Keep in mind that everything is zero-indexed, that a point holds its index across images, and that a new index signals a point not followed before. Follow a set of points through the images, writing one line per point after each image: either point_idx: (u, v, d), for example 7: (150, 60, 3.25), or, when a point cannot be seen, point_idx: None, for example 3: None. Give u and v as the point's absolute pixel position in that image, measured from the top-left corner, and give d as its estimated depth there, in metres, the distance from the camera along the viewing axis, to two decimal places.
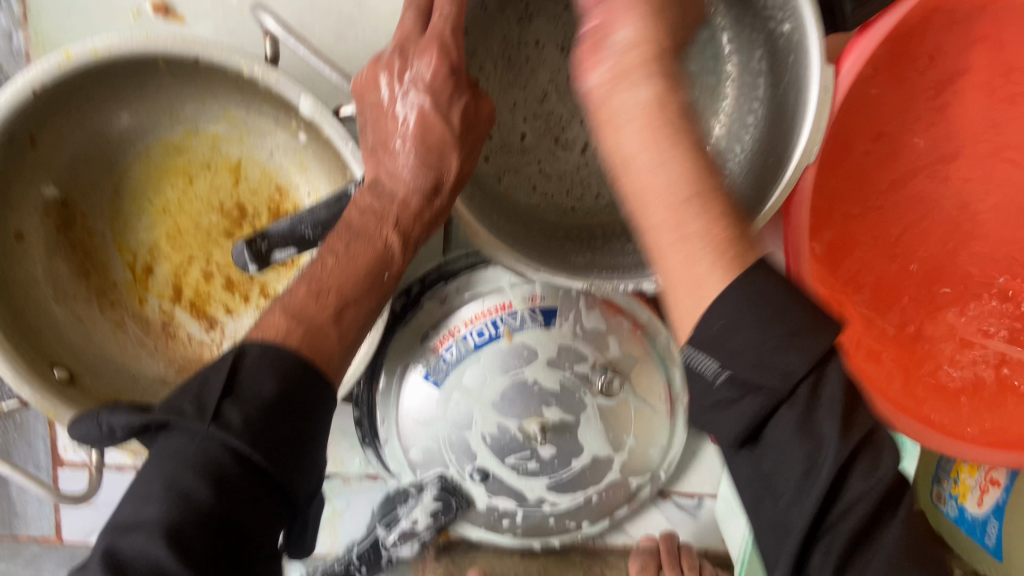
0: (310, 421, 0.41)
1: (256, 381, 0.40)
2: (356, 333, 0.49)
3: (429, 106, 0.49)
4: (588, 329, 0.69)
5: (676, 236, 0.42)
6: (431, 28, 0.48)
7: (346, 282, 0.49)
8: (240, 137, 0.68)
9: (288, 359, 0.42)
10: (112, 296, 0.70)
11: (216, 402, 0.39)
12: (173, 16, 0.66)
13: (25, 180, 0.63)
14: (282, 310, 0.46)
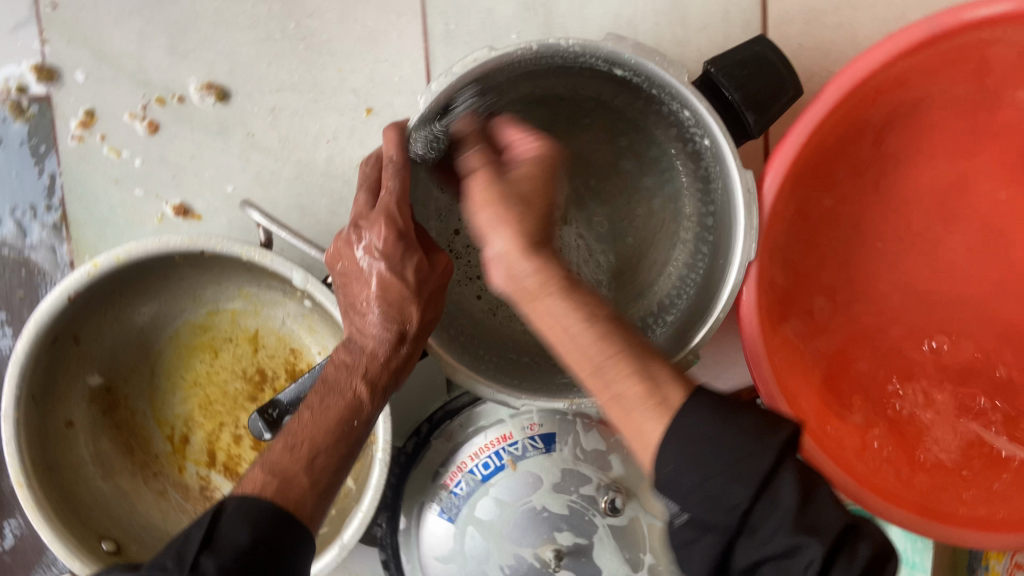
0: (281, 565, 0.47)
1: (230, 531, 0.47)
2: (331, 478, 0.55)
3: (385, 268, 0.57)
4: (589, 451, 0.72)
5: (608, 395, 0.47)
6: (380, 202, 0.57)
7: (319, 433, 0.56)
8: (255, 310, 0.76)
9: (262, 510, 0.48)
10: (154, 468, 0.76)
11: (194, 556, 0.45)
12: (191, 215, 0.76)
13: (71, 374, 0.72)
14: (264, 466, 0.53)
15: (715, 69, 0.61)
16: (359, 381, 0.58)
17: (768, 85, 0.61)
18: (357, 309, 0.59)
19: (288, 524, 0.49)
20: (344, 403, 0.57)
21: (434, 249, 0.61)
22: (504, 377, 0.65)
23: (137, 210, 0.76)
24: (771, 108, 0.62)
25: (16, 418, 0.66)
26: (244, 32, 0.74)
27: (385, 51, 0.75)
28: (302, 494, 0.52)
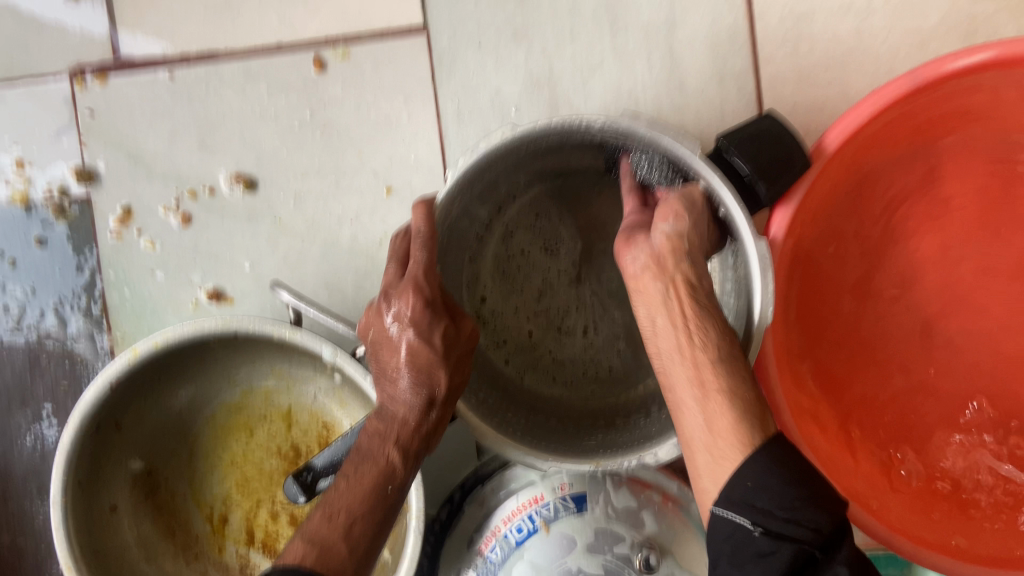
0: None
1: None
2: (369, 548, 0.57)
3: (415, 336, 0.60)
4: (621, 509, 0.72)
5: (704, 402, 0.56)
6: (408, 274, 0.60)
7: (354, 501, 0.57)
8: (287, 388, 0.79)
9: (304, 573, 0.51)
10: (195, 549, 0.78)
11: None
12: (225, 299, 0.80)
13: (114, 460, 0.75)
14: (303, 537, 0.55)
15: (726, 141, 0.62)
16: (392, 449, 0.60)
17: (776, 151, 0.62)
18: (392, 377, 0.62)
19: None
20: (377, 471, 0.59)
21: (461, 314, 0.63)
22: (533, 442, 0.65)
23: (173, 298, 0.80)
24: (782, 177, 0.63)
25: (64, 504, 0.68)
26: (269, 125, 0.79)
27: (401, 133, 0.79)
28: (340, 563, 0.54)
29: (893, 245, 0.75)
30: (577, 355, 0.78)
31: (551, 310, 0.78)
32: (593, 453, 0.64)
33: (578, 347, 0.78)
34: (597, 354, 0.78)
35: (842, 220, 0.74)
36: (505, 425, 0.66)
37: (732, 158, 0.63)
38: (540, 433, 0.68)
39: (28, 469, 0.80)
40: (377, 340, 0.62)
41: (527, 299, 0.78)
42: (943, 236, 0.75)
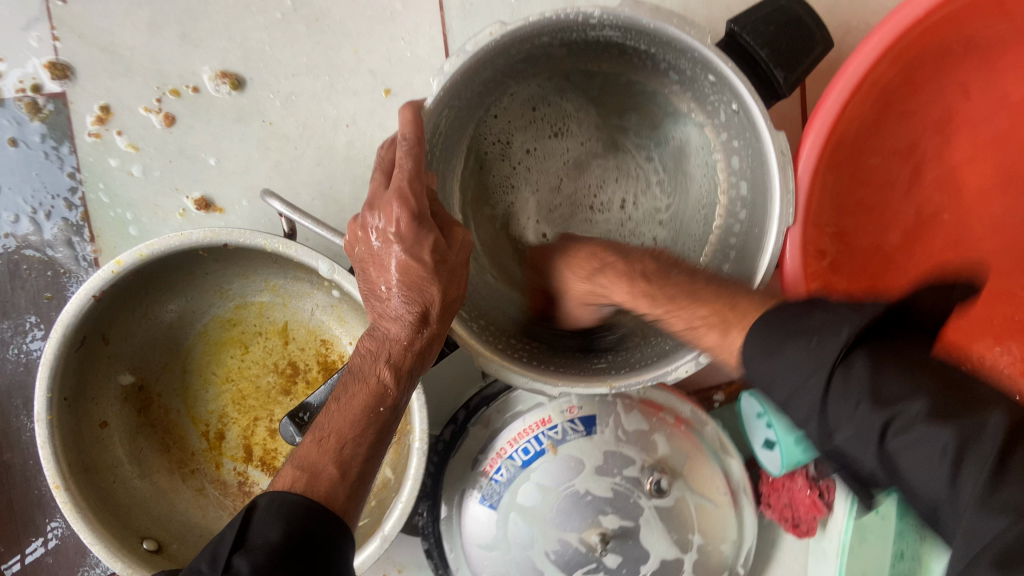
0: (316, 559, 0.45)
1: (263, 531, 0.45)
2: (365, 473, 0.51)
3: (402, 252, 0.53)
4: (631, 432, 0.69)
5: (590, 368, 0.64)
6: (392, 183, 0.52)
7: (345, 423, 0.52)
8: (283, 302, 0.75)
9: (293, 502, 0.47)
10: (191, 466, 0.76)
11: (228, 558, 0.44)
12: (214, 208, 0.74)
13: (102, 374, 0.71)
14: (293, 464, 0.51)
15: (738, 29, 0.55)
16: (384, 368, 0.54)
17: (797, 42, 0.55)
18: (380, 296, 0.55)
19: (323, 517, 0.47)
20: (371, 387, 0.53)
21: (450, 222, 0.56)
22: (539, 367, 0.62)
23: (160, 206, 0.75)
24: (802, 65, 0.56)
25: (50, 419, 0.65)
26: (257, 17, 0.72)
27: (400, 27, 0.72)
28: (334, 489, 0.49)
29: (905, 153, 0.72)
30: (612, 230, 0.78)
31: (578, 193, 0.77)
32: (602, 376, 0.62)
33: (614, 221, 0.77)
34: (635, 228, 0.77)
35: (870, 132, 0.69)
36: (511, 350, 0.64)
37: (745, 43, 0.56)
38: (539, 356, 0.66)
39: (15, 382, 0.77)
40: (360, 257, 0.56)
41: (544, 190, 0.77)
42: (989, 110, 0.72)
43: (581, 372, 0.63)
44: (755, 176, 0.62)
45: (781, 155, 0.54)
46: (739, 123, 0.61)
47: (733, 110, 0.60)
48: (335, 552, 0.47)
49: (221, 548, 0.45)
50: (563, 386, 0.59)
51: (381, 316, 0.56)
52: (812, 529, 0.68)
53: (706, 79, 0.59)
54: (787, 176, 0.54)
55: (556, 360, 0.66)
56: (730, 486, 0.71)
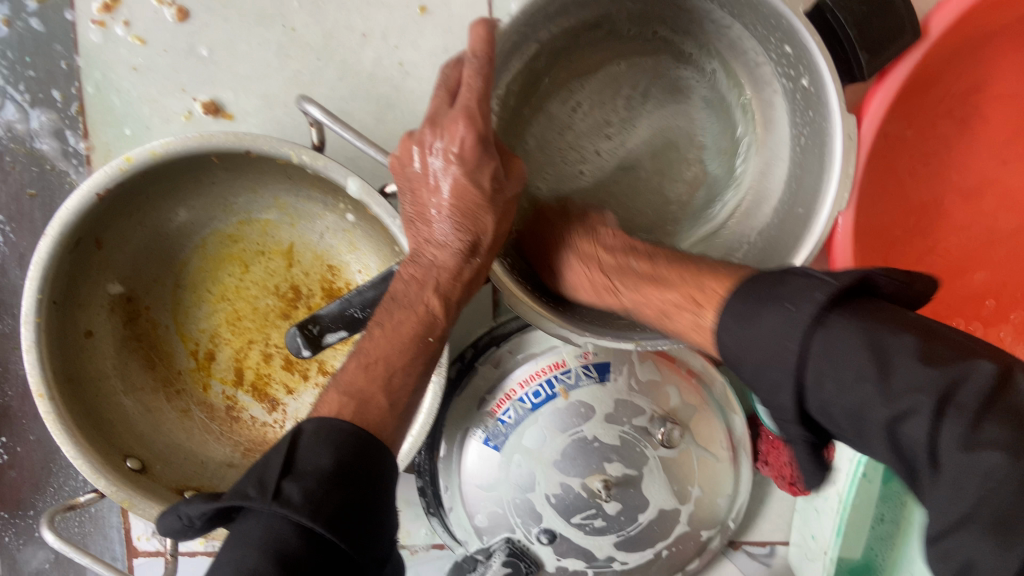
0: (366, 489, 0.44)
1: (312, 456, 0.44)
2: (408, 401, 0.51)
3: (460, 175, 0.52)
4: (643, 381, 0.69)
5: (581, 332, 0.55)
6: (458, 101, 0.50)
7: (393, 351, 0.51)
8: (291, 222, 0.71)
9: (341, 430, 0.45)
10: (177, 386, 0.72)
11: (278, 481, 0.42)
12: (223, 114, 0.70)
13: (91, 281, 0.67)
14: (337, 389, 0.49)
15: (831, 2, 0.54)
16: (430, 295, 0.53)
17: (886, 28, 0.54)
18: (425, 216, 0.54)
19: (370, 445, 0.46)
20: (416, 313, 0.53)
21: (507, 152, 0.54)
22: (566, 313, 0.57)
23: (163, 108, 0.70)
24: (885, 52, 0.55)
25: (38, 323, 0.60)
26: None
27: None
28: (382, 418, 0.48)
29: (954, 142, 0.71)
30: (553, 135, 0.67)
31: (533, 94, 0.65)
32: (629, 331, 0.57)
33: (560, 122, 0.67)
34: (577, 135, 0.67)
35: (921, 106, 0.66)
36: (538, 293, 0.58)
37: (834, 23, 0.55)
38: (568, 303, 0.60)
39: None
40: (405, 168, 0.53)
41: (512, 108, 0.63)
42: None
43: (610, 322, 0.58)
44: (801, 150, 0.59)
45: (848, 136, 0.51)
46: (797, 101, 0.58)
47: (799, 87, 0.56)
48: (382, 480, 0.46)
49: (268, 470, 0.43)
50: (591, 338, 0.54)
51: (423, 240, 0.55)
52: (806, 487, 0.71)
53: (778, 49, 0.56)
54: (849, 161, 0.52)
55: (578, 304, 0.62)
56: (731, 441, 0.72)
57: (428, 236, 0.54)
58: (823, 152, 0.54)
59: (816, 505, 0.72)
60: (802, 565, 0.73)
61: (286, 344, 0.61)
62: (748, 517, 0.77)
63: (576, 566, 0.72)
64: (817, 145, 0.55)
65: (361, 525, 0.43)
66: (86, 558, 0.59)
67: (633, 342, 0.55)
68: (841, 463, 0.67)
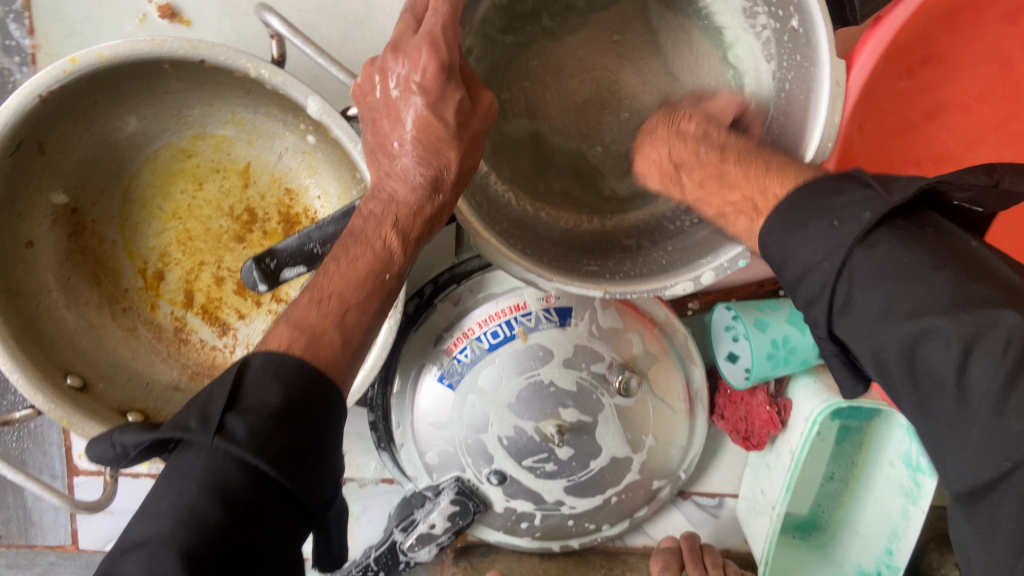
0: (313, 427, 0.42)
1: (259, 391, 0.41)
2: (363, 337, 0.48)
3: (424, 106, 0.47)
4: (605, 328, 0.67)
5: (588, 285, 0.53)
6: (423, 25, 0.45)
7: (347, 286, 0.48)
8: (248, 140, 0.68)
9: (291, 364, 0.43)
10: (124, 304, 0.69)
11: (221, 415, 0.40)
12: (180, 20, 0.66)
13: (34, 187, 0.63)
14: (290, 323, 0.46)
15: None
16: (388, 231, 0.50)
17: None
18: (388, 150, 0.50)
19: (322, 386, 0.43)
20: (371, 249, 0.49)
21: (476, 84, 0.50)
22: (530, 255, 0.55)
23: (113, 6, 0.65)
24: None
25: None
26: None
27: None
28: (334, 354, 0.46)
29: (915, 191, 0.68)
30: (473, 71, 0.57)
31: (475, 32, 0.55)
32: (596, 279, 0.55)
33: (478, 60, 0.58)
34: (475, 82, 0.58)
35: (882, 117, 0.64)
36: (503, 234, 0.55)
37: None
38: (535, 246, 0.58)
39: None
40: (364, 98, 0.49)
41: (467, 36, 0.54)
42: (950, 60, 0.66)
43: (577, 268, 0.56)
44: (787, 101, 0.56)
45: (834, 86, 0.49)
46: (787, 51, 0.54)
47: (786, 30, 0.53)
48: (330, 420, 0.43)
49: (210, 404, 0.41)
50: (556, 283, 0.52)
51: (385, 174, 0.51)
52: (761, 443, 0.70)
53: None
54: (834, 112, 0.49)
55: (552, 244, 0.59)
56: (689, 392, 0.71)
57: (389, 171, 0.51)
58: (807, 101, 0.52)
59: (768, 461, 0.71)
60: (748, 518, 0.74)
61: (242, 278, 0.58)
62: (700, 468, 0.77)
63: (524, 507, 0.72)
64: (802, 94, 0.53)
65: (306, 464, 0.41)
66: (18, 476, 0.57)
67: (600, 290, 0.53)
68: (797, 421, 0.66)
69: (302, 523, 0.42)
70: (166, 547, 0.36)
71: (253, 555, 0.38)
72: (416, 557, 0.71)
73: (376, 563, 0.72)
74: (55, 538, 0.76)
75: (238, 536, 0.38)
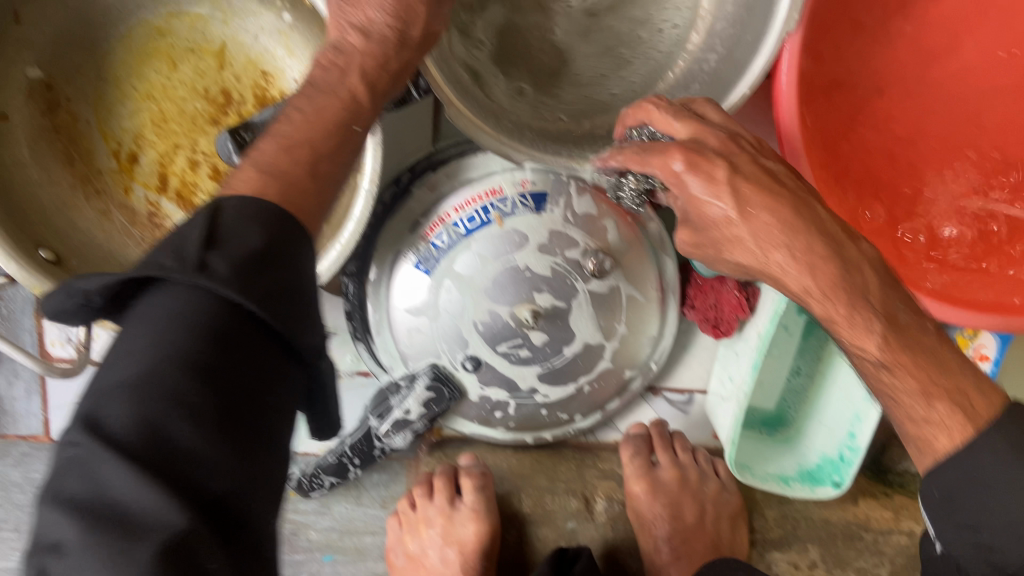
0: (294, 270, 0.41)
1: (239, 232, 0.39)
2: (332, 191, 0.48)
3: None
4: (579, 215, 0.68)
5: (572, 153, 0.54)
6: None
7: (316, 135, 0.48)
8: (223, 20, 0.68)
9: (268, 210, 0.41)
10: (97, 185, 0.69)
11: (201, 253, 0.38)
12: None
13: (7, 55, 0.65)
14: (254, 166, 0.45)
15: None
16: (358, 81, 0.51)
17: None
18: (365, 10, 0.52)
19: (296, 233, 0.42)
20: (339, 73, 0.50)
21: None
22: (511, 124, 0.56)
23: None
24: None
25: None
26: None
27: None
28: (305, 202, 0.45)
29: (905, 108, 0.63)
30: None
31: None
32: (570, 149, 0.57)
33: None
34: None
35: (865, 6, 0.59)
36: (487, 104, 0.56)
37: None
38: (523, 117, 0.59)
39: None
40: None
41: None
42: None
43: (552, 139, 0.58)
44: None
45: None
46: None
47: None
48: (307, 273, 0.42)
49: (186, 241, 0.39)
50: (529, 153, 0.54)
51: (349, 35, 0.51)
52: (730, 330, 0.72)
53: None
54: None
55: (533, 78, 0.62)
56: (661, 282, 0.72)
57: (353, 27, 0.52)
58: None
59: (737, 349, 0.72)
60: (716, 408, 0.75)
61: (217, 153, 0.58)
62: (671, 363, 0.78)
63: (498, 396, 0.73)
64: None
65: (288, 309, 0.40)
66: None
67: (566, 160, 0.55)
68: (765, 304, 0.68)
69: (286, 368, 0.41)
70: (155, 388, 0.35)
71: (248, 399, 0.38)
72: (392, 443, 0.73)
73: (352, 450, 0.73)
74: (28, 427, 0.77)
75: (230, 382, 0.37)
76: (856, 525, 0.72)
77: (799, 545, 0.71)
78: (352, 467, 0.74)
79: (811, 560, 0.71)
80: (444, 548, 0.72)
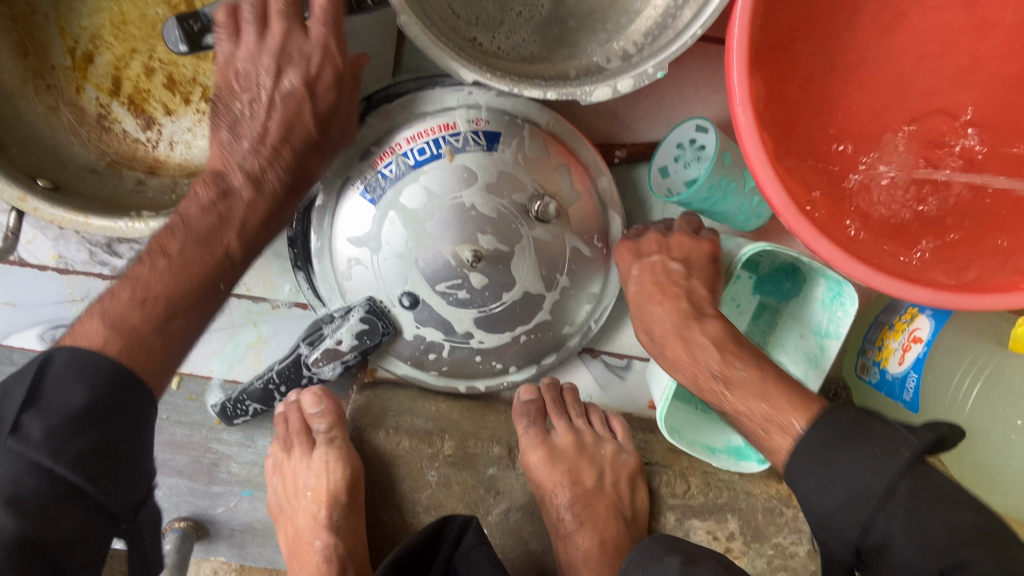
0: (127, 436, 0.47)
1: (63, 392, 0.45)
2: (181, 342, 0.54)
3: None
4: (530, 159, 0.68)
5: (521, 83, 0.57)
6: None
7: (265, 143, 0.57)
8: None
9: (97, 363, 0.47)
10: (48, 80, 0.67)
11: (17, 414, 0.43)
12: None
13: None
14: (103, 317, 0.50)
15: None
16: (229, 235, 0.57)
17: None
18: (229, 92, 0.57)
19: (129, 386, 0.48)
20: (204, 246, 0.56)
21: None
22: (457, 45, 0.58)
23: None
24: None
25: None
26: None
27: None
28: (150, 353, 0.51)
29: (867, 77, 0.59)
30: None
31: None
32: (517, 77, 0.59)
33: None
34: None
35: None
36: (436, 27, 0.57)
37: None
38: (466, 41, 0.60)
39: None
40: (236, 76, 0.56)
41: None
42: None
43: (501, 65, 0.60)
44: None
45: None
46: None
47: None
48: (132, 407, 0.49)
49: (6, 400, 0.44)
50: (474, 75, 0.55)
51: (220, 196, 0.57)
52: None
53: None
54: None
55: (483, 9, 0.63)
56: (605, 238, 0.74)
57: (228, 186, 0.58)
58: None
59: None
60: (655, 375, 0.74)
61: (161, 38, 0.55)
62: (609, 325, 0.79)
63: (433, 337, 0.71)
64: None
65: (117, 469, 0.46)
66: None
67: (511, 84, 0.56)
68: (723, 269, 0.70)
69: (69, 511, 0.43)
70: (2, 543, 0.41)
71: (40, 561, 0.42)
72: (320, 373, 0.71)
73: (279, 376, 0.72)
74: None
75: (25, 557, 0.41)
76: (778, 501, 0.71)
77: (722, 513, 0.71)
78: (278, 394, 0.73)
79: (729, 530, 0.71)
80: (305, 502, 0.72)
